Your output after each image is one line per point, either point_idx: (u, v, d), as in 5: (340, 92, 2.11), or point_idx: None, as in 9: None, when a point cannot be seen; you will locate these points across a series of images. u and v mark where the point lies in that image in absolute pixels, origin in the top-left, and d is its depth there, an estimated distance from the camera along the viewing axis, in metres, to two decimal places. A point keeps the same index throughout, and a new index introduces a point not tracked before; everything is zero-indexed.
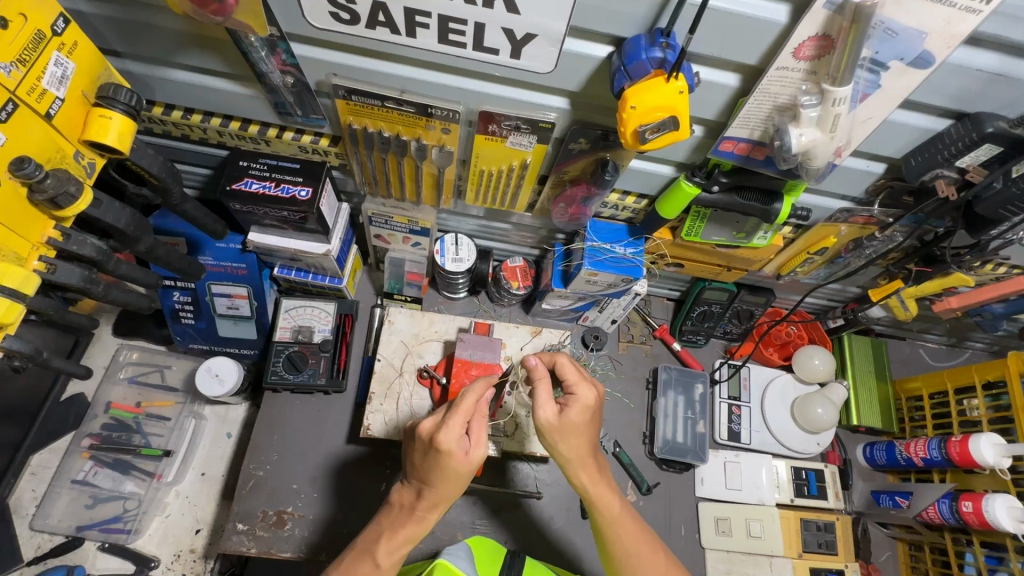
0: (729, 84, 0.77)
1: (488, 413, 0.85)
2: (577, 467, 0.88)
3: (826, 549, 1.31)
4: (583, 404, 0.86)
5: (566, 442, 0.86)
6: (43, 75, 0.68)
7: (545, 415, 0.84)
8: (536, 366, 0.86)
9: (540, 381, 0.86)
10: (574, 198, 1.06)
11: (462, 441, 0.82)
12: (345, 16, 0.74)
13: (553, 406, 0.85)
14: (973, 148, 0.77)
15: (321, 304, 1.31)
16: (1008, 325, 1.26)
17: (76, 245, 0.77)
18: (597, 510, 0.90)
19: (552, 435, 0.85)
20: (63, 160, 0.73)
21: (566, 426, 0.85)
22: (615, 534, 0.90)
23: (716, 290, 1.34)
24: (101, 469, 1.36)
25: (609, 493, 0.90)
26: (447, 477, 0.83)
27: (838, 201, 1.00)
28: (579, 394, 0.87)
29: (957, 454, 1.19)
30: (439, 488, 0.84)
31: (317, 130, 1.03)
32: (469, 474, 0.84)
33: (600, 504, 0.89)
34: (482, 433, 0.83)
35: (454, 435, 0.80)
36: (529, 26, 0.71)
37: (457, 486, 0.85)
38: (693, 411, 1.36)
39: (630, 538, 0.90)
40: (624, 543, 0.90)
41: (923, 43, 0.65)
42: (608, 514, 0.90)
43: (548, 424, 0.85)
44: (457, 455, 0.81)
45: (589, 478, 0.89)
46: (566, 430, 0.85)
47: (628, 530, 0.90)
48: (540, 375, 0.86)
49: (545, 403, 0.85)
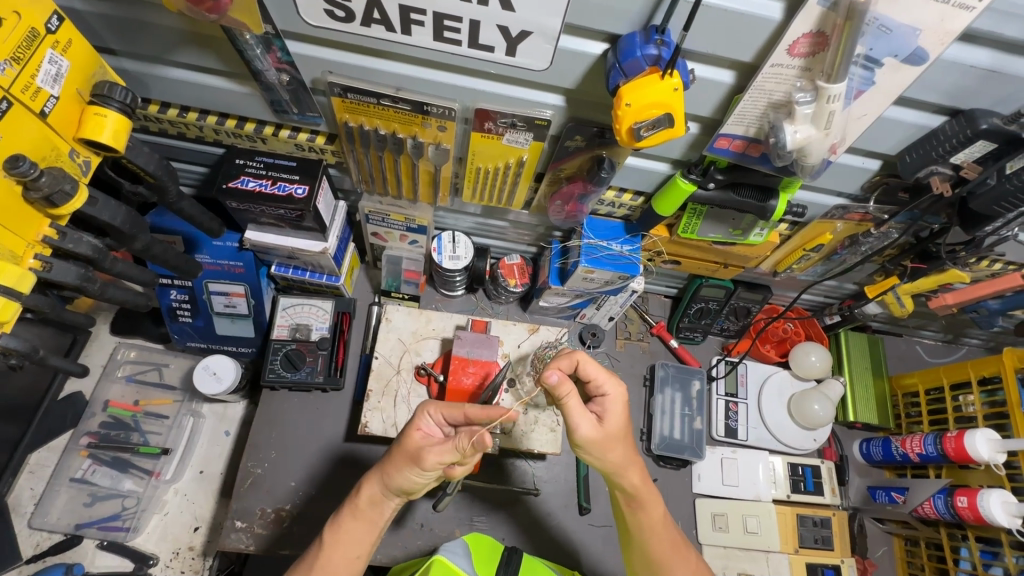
0: (724, 80, 0.77)
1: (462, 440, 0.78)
2: (626, 472, 0.87)
3: (822, 545, 1.31)
4: (615, 406, 0.86)
5: (610, 451, 0.85)
6: (37, 73, 0.68)
7: (583, 427, 0.83)
8: (560, 383, 0.78)
9: (568, 398, 0.80)
10: (570, 195, 1.06)
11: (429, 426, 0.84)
12: (340, 14, 0.74)
13: (590, 417, 0.84)
14: (967, 145, 0.78)
15: (318, 302, 1.31)
16: (1004, 321, 1.26)
17: (72, 243, 0.77)
18: (643, 513, 0.89)
19: (595, 444, 0.84)
20: (58, 158, 0.73)
21: (608, 435, 0.85)
22: (658, 536, 0.90)
23: (713, 287, 1.35)
24: (100, 467, 1.36)
25: (655, 496, 0.89)
26: (395, 448, 0.84)
27: (834, 198, 1.00)
28: (606, 394, 0.87)
29: (953, 450, 1.20)
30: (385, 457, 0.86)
31: (314, 128, 1.03)
32: (406, 454, 0.82)
33: (647, 507, 0.89)
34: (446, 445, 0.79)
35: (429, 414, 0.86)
36: (524, 23, 0.71)
37: (390, 468, 0.83)
38: (690, 408, 1.37)
39: (671, 542, 0.91)
40: (667, 548, 0.90)
41: (917, 40, 0.65)
42: (652, 517, 0.89)
43: (592, 433, 0.83)
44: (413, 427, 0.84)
45: (640, 482, 0.87)
46: (608, 439, 0.85)
47: (669, 533, 0.91)
48: (567, 392, 0.80)
49: (581, 415, 0.82)
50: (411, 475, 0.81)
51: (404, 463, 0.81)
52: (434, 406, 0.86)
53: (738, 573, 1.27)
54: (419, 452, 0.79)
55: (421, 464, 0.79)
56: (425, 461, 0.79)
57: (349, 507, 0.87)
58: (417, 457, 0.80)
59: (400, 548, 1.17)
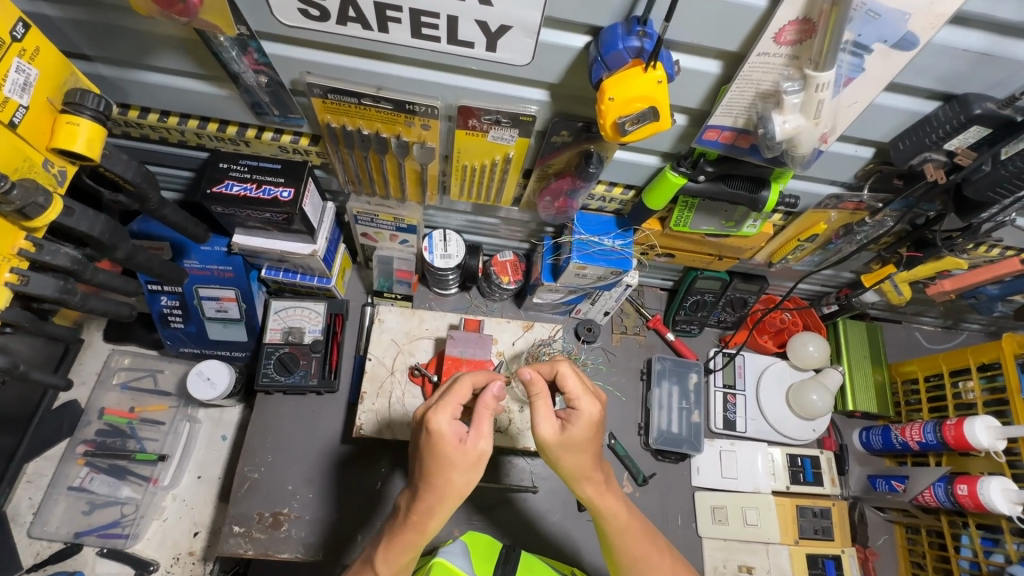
0: (710, 71, 0.75)
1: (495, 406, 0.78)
2: (583, 481, 0.85)
3: (823, 535, 1.30)
4: (583, 420, 0.81)
5: (565, 458, 0.82)
6: (4, 82, 0.66)
7: (545, 431, 0.80)
8: (533, 381, 0.80)
9: (538, 396, 0.80)
10: (559, 190, 1.04)
11: (459, 428, 0.76)
12: (314, 12, 0.72)
13: (554, 421, 0.81)
14: (961, 131, 0.76)
15: (310, 304, 1.30)
16: (1003, 307, 1.25)
17: (49, 255, 0.75)
18: (605, 520, 0.88)
19: (557, 450, 0.81)
20: (31, 169, 0.71)
21: (569, 442, 0.81)
22: (626, 540, 0.88)
23: (709, 280, 1.34)
24: (98, 475, 1.35)
25: (616, 504, 0.87)
26: (444, 473, 0.76)
27: (828, 186, 0.98)
28: (582, 410, 0.82)
29: (952, 437, 1.19)
30: (434, 491, 0.77)
31: (297, 130, 1.01)
32: (467, 466, 0.76)
33: (608, 516, 0.87)
34: (485, 425, 0.77)
35: (449, 418, 0.75)
36: (503, 17, 0.69)
37: (456, 487, 0.77)
38: (687, 402, 1.36)
39: (637, 545, 0.89)
40: (634, 555, 0.88)
41: (906, 25, 0.63)
42: (616, 523, 0.88)
43: (549, 440, 0.81)
44: (445, 442, 0.75)
45: (595, 491, 0.86)
46: (567, 449, 0.81)
47: (637, 539, 0.89)
48: (538, 391, 0.80)
49: (544, 418, 0.80)
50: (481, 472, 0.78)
51: (469, 473, 0.76)
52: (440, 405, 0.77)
53: (738, 566, 1.27)
54: (479, 450, 0.76)
55: (486, 456, 0.77)
56: (487, 448, 0.76)
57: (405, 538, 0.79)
58: (479, 455, 0.76)
59: None
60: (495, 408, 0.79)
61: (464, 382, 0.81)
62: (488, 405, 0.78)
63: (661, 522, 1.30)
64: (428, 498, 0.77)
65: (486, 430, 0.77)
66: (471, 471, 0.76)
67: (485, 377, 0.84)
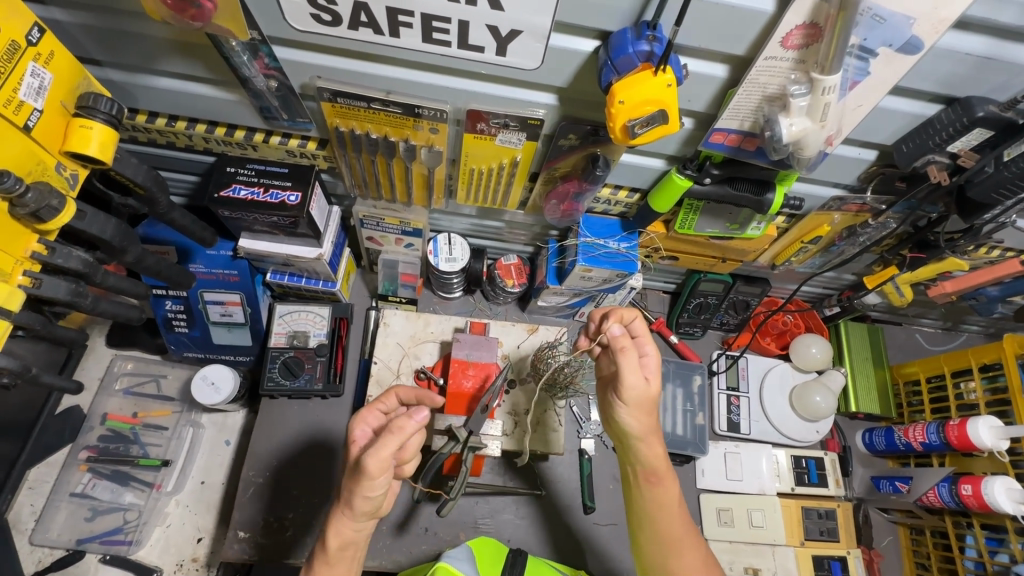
0: (717, 75, 0.76)
1: (401, 429, 0.73)
2: (647, 442, 0.90)
3: (828, 537, 1.31)
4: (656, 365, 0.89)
5: (643, 414, 0.88)
6: (20, 86, 0.66)
7: (635, 385, 0.86)
8: (619, 336, 0.86)
9: (623, 351, 0.85)
10: (565, 194, 1.05)
11: (363, 433, 0.86)
12: (326, 17, 0.73)
13: (641, 375, 0.86)
14: (964, 133, 0.77)
15: (315, 308, 1.30)
16: (1004, 308, 1.26)
17: (62, 258, 0.75)
18: (658, 488, 0.90)
19: (639, 404, 0.87)
20: (44, 172, 0.72)
21: (650, 395, 0.88)
22: (667, 515, 0.89)
23: (712, 282, 1.34)
24: (100, 481, 1.35)
25: (672, 475, 0.91)
26: (341, 475, 0.81)
27: (831, 189, 0.99)
28: (649, 354, 0.89)
29: (956, 438, 1.20)
30: (335, 495, 0.82)
31: (304, 134, 1.02)
32: (350, 473, 0.77)
33: (664, 483, 0.90)
34: (384, 443, 0.72)
35: (358, 423, 0.86)
36: (514, 22, 0.70)
37: (347, 496, 0.77)
38: (692, 404, 1.36)
39: (678, 524, 0.89)
40: (671, 534, 0.89)
41: (911, 29, 0.64)
42: (664, 495, 0.90)
43: (634, 393, 0.86)
44: (346, 441, 0.85)
45: (661, 454, 0.90)
46: (649, 398, 0.88)
47: (678, 518, 0.90)
48: (623, 345, 0.86)
49: (633, 372, 0.85)
50: (366, 488, 0.73)
51: (354, 482, 0.75)
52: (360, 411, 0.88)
53: (745, 568, 1.26)
54: (361, 461, 0.73)
55: (369, 472, 0.72)
56: (376, 465, 0.72)
57: (319, 559, 0.80)
58: (361, 467, 0.73)
59: (404, 552, 1.15)
60: (405, 432, 0.73)
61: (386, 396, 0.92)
62: (398, 427, 0.73)
63: None
64: (335, 502, 0.82)
65: (378, 443, 0.73)
66: (352, 481, 0.74)
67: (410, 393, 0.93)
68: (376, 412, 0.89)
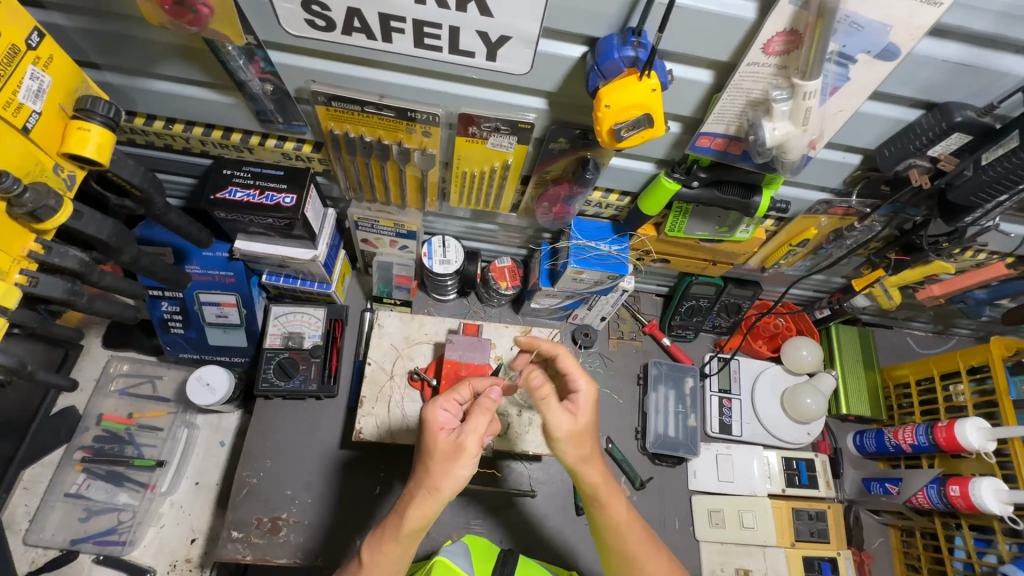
0: (702, 80, 0.78)
1: (491, 409, 0.82)
2: (588, 468, 0.88)
3: (818, 538, 1.31)
4: (585, 402, 0.88)
5: (580, 447, 0.87)
6: (19, 89, 0.68)
7: (558, 425, 0.86)
8: (534, 382, 0.86)
9: (542, 394, 0.87)
10: (557, 197, 1.06)
11: (446, 419, 0.83)
12: (320, 23, 0.74)
13: (564, 416, 0.86)
14: (943, 137, 0.78)
15: (310, 310, 1.31)
16: (991, 311, 1.28)
17: (58, 257, 0.77)
18: (604, 511, 0.90)
19: (572, 439, 0.87)
20: (42, 173, 0.73)
21: (579, 431, 0.87)
22: (623, 534, 0.89)
23: (704, 285, 1.37)
24: (95, 481, 1.36)
25: (617, 496, 0.90)
26: (426, 459, 0.80)
27: (817, 193, 1.01)
28: (579, 389, 0.89)
29: (944, 439, 1.21)
30: (418, 478, 0.81)
31: (300, 137, 1.04)
32: (446, 454, 0.80)
33: (609, 507, 0.89)
34: (477, 423, 0.80)
35: (437, 409, 0.83)
36: (503, 28, 0.72)
37: (436, 478, 0.79)
38: (684, 405, 1.38)
39: (635, 542, 0.89)
40: (630, 553, 0.89)
41: (889, 36, 0.66)
42: (613, 517, 0.89)
43: (561, 433, 0.87)
44: (431, 427, 0.81)
45: (601, 479, 0.88)
46: (581, 435, 0.87)
47: (635, 536, 0.90)
48: (544, 391, 0.87)
49: (553, 414, 0.86)
50: (462, 469, 0.79)
51: (449, 465, 0.79)
52: (441, 397, 0.85)
53: (736, 569, 1.27)
54: (459, 441, 0.79)
55: (468, 452, 0.79)
56: (478, 445, 0.79)
57: (392, 534, 0.82)
58: (460, 448, 0.79)
59: None
60: (492, 411, 0.82)
61: (463, 386, 0.89)
62: (483, 406, 0.81)
63: (658, 526, 1.30)
64: (415, 485, 0.81)
65: (470, 424, 0.80)
66: (451, 462, 0.79)
67: (487, 384, 0.91)
68: (454, 398, 0.87)
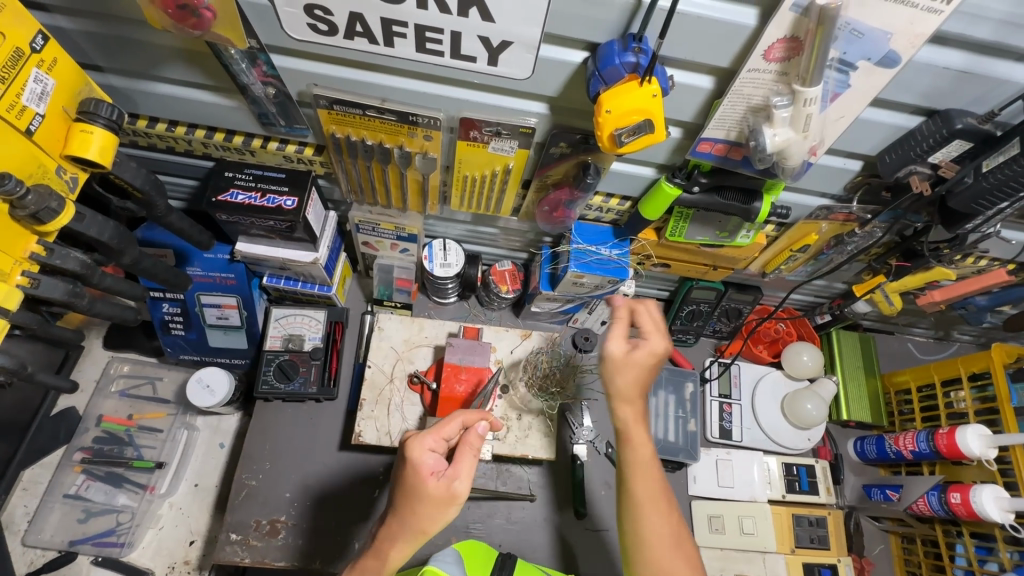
0: (703, 86, 0.78)
1: (479, 449, 0.83)
2: (623, 402, 0.92)
3: (818, 544, 1.31)
4: (649, 348, 0.91)
5: (620, 377, 0.91)
6: (22, 92, 0.68)
7: (609, 348, 0.92)
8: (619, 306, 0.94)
9: (616, 319, 0.93)
10: (558, 201, 1.06)
11: (435, 462, 0.82)
12: (323, 28, 0.75)
13: (621, 340, 0.92)
14: (944, 144, 0.78)
15: (311, 312, 1.31)
16: (992, 317, 1.28)
17: (59, 259, 0.77)
18: (628, 449, 0.91)
19: (617, 369, 0.91)
20: (44, 175, 0.73)
21: (625, 361, 0.90)
22: (641, 478, 0.89)
23: (704, 289, 1.35)
24: (94, 482, 1.36)
25: (643, 438, 0.91)
26: (414, 504, 0.80)
27: (818, 199, 1.01)
28: (650, 338, 0.91)
29: (945, 446, 1.20)
30: (402, 520, 0.80)
31: (302, 140, 1.04)
32: (437, 502, 0.80)
33: (631, 444, 0.91)
34: (463, 466, 0.81)
35: (424, 450, 0.81)
36: (505, 33, 0.72)
37: (425, 522, 0.80)
38: (684, 411, 1.36)
39: (652, 487, 0.89)
40: (642, 495, 0.89)
41: (889, 43, 0.66)
42: (633, 457, 0.90)
43: (612, 355, 0.91)
44: (420, 472, 0.80)
45: (631, 416, 0.91)
46: (624, 367, 0.91)
47: (652, 481, 0.89)
48: (619, 313, 0.93)
49: (612, 337, 0.92)
50: (450, 513, 0.81)
51: (439, 511, 0.80)
52: (427, 433, 0.83)
53: None
54: (452, 489, 0.80)
55: (459, 498, 0.81)
56: (467, 490, 0.81)
57: (374, 570, 0.82)
58: (452, 496, 0.80)
59: None
60: (478, 450, 0.84)
61: (452, 421, 0.86)
62: (471, 445, 0.83)
63: None
64: (398, 525, 0.81)
65: (462, 470, 0.81)
66: (442, 509, 0.80)
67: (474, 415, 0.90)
68: (441, 436, 0.85)
